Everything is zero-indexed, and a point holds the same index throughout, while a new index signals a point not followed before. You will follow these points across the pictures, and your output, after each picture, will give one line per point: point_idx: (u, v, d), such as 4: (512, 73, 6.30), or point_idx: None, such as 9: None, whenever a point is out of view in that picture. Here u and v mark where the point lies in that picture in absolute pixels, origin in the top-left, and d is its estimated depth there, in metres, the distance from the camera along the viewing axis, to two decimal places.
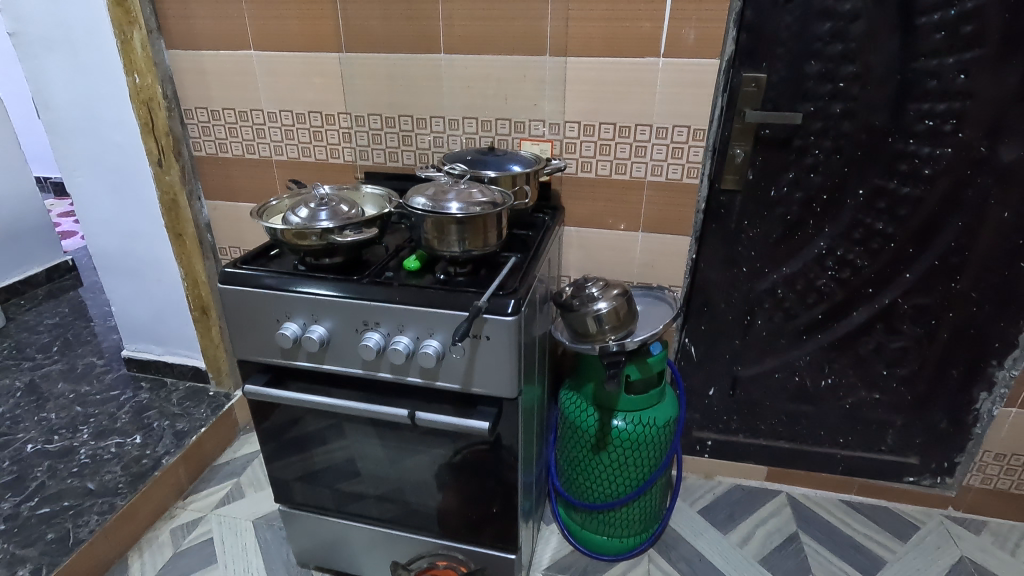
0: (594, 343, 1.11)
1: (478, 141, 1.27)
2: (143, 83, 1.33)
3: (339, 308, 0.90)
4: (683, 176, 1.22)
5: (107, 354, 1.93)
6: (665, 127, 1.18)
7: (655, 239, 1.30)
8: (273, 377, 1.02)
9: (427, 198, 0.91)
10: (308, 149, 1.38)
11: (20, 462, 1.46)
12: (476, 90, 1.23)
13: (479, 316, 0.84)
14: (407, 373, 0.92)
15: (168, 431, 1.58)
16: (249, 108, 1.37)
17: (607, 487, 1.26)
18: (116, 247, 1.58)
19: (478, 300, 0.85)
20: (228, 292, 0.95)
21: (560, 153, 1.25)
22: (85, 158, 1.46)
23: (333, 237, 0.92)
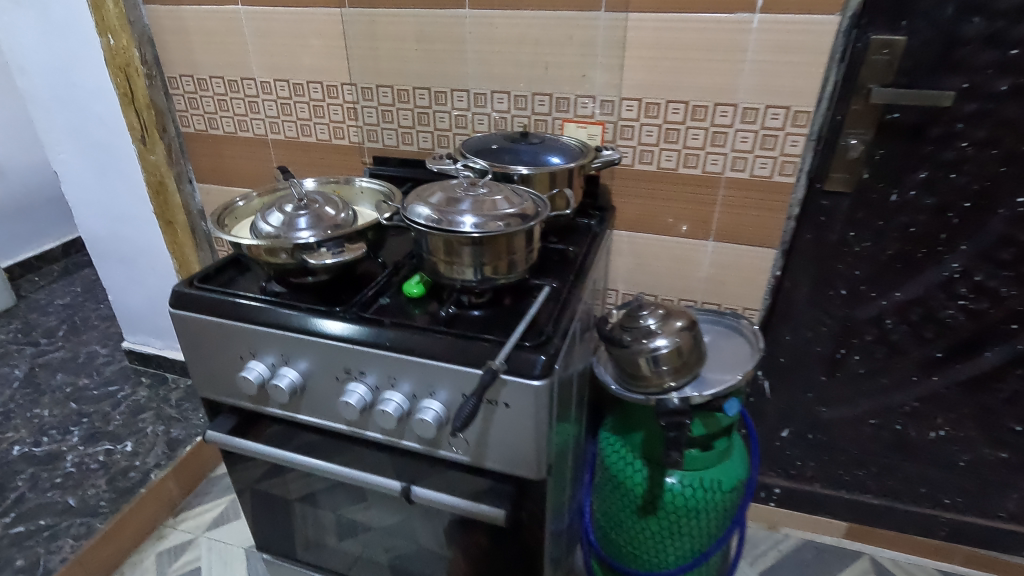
0: (648, 393, 0.88)
1: (510, 122, 1.02)
2: (117, 45, 1.13)
3: (316, 351, 0.69)
4: (775, 172, 0.93)
5: (111, 343, 1.81)
6: (754, 108, 0.89)
7: (729, 250, 1.02)
8: (244, 420, 0.83)
9: (432, 206, 0.68)
10: (307, 128, 1.16)
11: (3, 467, 1.37)
12: (508, 55, 0.96)
13: (495, 379, 0.61)
14: (401, 436, 0.72)
15: (162, 439, 1.45)
16: (240, 76, 1.15)
17: (654, 553, 1.02)
18: (106, 232, 1.42)
19: (495, 357, 0.61)
20: (181, 319, 0.75)
21: (613, 139, 0.98)
22: (64, 132, 1.28)
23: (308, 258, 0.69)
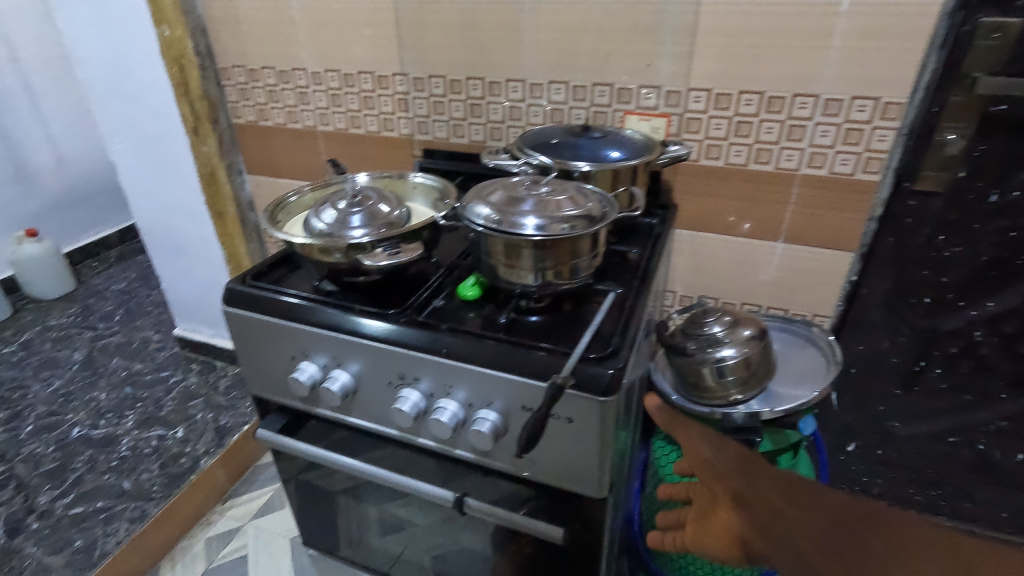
0: (713, 405, 0.82)
1: (567, 114, 0.97)
2: (172, 37, 1.12)
3: (369, 354, 0.67)
4: (857, 169, 0.85)
5: (164, 329, 1.86)
6: (838, 100, 0.82)
7: (800, 253, 0.95)
8: (294, 419, 0.82)
9: (492, 206, 0.64)
10: (357, 119, 1.14)
11: (64, 448, 1.42)
12: (568, 43, 0.91)
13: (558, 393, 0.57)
14: (454, 445, 0.69)
15: (211, 427, 1.48)
16: (291, 67, 1.13)
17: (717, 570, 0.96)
18: (159, 221, 1.44)
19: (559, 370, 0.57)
20: (234, 316, 0.74)
21: (678, 133, 0.92)
22: (121, 123, 1.30)
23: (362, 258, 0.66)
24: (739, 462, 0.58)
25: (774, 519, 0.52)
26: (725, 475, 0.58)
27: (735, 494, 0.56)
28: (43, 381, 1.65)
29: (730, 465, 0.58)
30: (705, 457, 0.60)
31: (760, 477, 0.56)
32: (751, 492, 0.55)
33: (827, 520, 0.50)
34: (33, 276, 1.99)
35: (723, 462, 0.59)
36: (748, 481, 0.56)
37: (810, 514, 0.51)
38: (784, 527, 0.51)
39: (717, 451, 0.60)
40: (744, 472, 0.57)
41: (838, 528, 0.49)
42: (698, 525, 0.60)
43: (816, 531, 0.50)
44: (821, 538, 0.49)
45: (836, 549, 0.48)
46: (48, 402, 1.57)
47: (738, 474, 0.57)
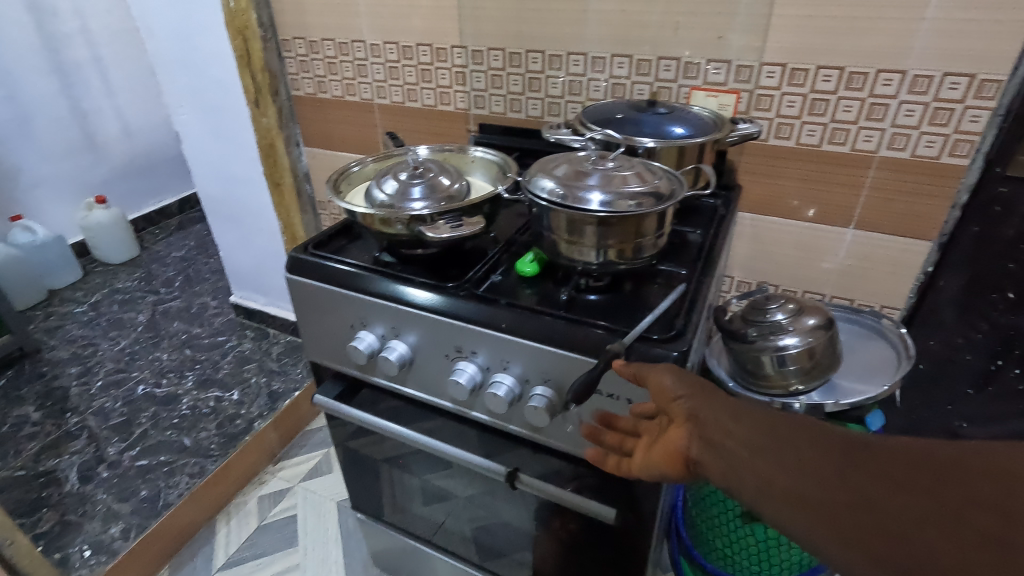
0: (772, 394, 0.79)
1: (629, 89, 0.94)
2: (237, 8, 1.15)
3: (427, 326, 0.67)
4: (942, 152, 0.80)
5: (220, 296, 1.93)
6: (927, 77, 0.76)
7: (872, 241, 0.90)
8: (349, 386, 0.84)
9: (556, 180, 0.63)
10: (414, 93, 1.13)
11: (130, 403, 1.50)
12: (634, 15, 0.88)
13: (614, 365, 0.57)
14: (507, 420, 0.69)
15: (264, 391, 1.54)
16: (350, 39, 1.13)
17: (766, 564, 0.93)
18: (220, 191, 1.49)
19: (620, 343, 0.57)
20: (296, 284, 0.75)
21: (747, 111, 0.88)
22: (187, 93, 1.34)
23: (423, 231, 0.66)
24: (693, 390, 0.51)
25: (747, 454, 0.45)
26: (684, 407, 0.50)
27: (699, 428, 0.49)
28: (111, 340, 1.74)
29: (688, 394, 0.50)
30: (660, 391, 0.52)
31: (730, 411, 0.48)
32: (715, 423, 0.48)
33: (806, 449, 0.44)
34: (101, 241, 2.10)
35: (679, 394, 0.51)
36: (714, 413, 0.49)
37: (789, 443, 0.44)
38: (760, 463, 0.44)
39: (675, 382, 0.51)
40: (705, 403, 0.50)
41: (818, 455, 0.43)
42: (643, 454, 0.54)
43: (794, 462, 0.43)
44: (803, 473, 0.42)
45: (822, 484, 0.41)
46: (116, 360, 1.66)
47: (698, 405, 0.50)
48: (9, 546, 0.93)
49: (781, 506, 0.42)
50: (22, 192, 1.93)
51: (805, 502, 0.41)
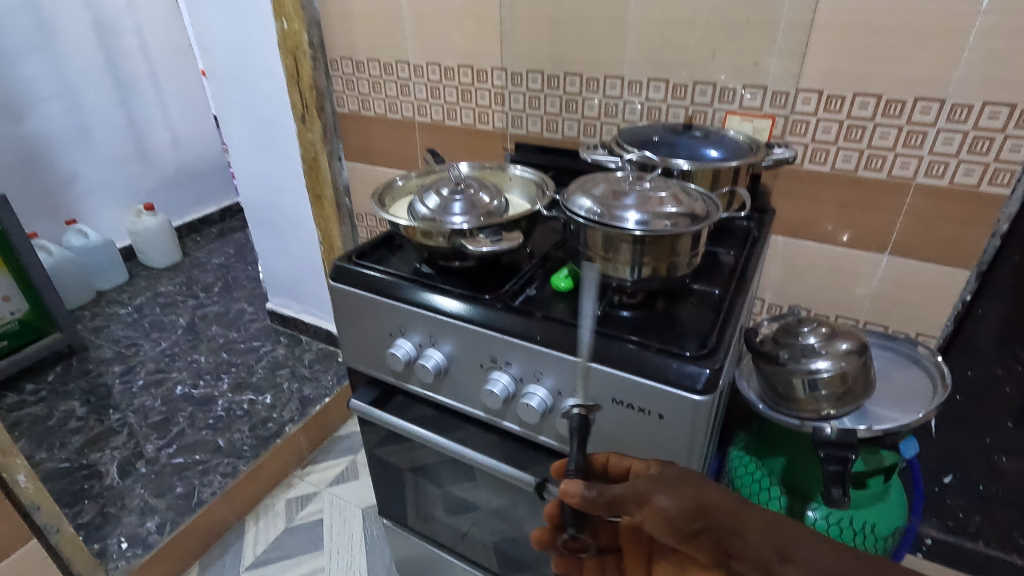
0: (803, 417, 0.78)
1: (665, 112, 0.96)
2: (291, 29, 1.21)
3: (463, 336, 0.70)
4: (981, 181, 0.79)
5: (256, 302, 2.00)
6: (966, 106, 0.76)
7: (907, 267, 0.89)
8: (384, 393, 0.86)
9: (593, 199, 0.65)
10: (453, 112, 1.18)
11: (168, 403, 1.56)
12: (672, 40, 0.90)
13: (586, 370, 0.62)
14: (538, 431, 0.71)
15: (296, 396, 1.58)
16: (395, 59, 1.19)
17: None
18: (263, 201, 1.55)
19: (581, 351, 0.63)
20: (339, 291, 0.79)
21: (782, 135, 0.89)
22: (238, 108, 1.41)
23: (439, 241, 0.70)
24: (700, 513, 0.48)
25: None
26: (699, 537, 0.47)
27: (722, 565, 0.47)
28: (153, 341, 1.81)
29: (694, 518, 0.48)
30: (660, 522, 0.49)
31: (753, 533, 0.46)
32: (742, 552, 0.46)
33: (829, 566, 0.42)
34: (147, 246, 2.19)
35: (687, 521, 0.48)
36: (735, 540, 0.46)
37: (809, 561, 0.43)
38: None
39: (672, 504, 0.48)
40: (715, 526, 0.47)
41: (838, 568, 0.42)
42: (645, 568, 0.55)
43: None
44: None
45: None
46: (156, 360, 1.73)
47: (710, 533, 0.47)
48: (55, 533, 0.98)
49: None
50: (78, 197, 2.04)
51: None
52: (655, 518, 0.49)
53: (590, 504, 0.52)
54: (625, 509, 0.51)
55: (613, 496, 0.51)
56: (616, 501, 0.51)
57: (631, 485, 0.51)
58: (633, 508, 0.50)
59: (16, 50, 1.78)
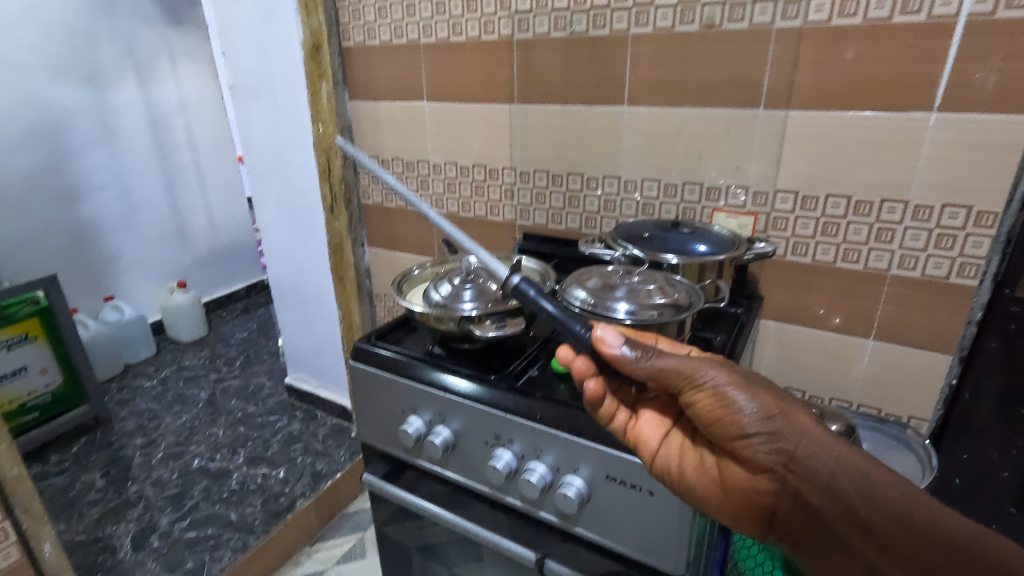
0: None
1: (658, 208, 1.06)
2: (325, 133, 1.37)
3: (470, 414, 0.76)
4: (951, 273, 0.86)
5: (275, 377, 2.08)
6: (928, 207, 0.85)
7: (892, 352, 0.95)
8: (394, 469, 0.91)
9: (587, 291, 0.73)
10: (468, 205, 1.29)
11: (185, 476, 1.60)
12: (662, 147, 1.02)
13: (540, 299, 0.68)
14: (539, 506, 0.75)
15: (308, 471, 1.61)
16: (417, 159, 1.33)
17: None
18: (290, 281, 1.66)
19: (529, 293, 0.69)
20: (358, 370, 0.86)
21: (764, 230, 0.98)
22: (274, 199, 1.56)
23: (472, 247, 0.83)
24: (772, 415, 0.53)
25: (823, 506, 0.50)
26: (756, 439, 0.53)
27: (773, 470, 0.53)
28: (174, 414, 1.88)
29: (766, 425, 0.53)
30: (716, 407, 0.54)
31: (824, 454, 0.51)
32: (802, 467, 0.51)
33: (900, 509, 0.47)
34: (177, 321, 2.31)
35: (752, 420, 0.53)
36: (797, 452, 0.52)
37: (879, 497, 0.48)
38: (829, 515, 0.50)
39: (742, 400, 0.54)
40: (784, 435, 0.53)
41: (904, 513, 0.46)
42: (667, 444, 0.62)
43: (873, 529, 0.47)
44: (870, 535, 0.48)
45: (891, 550, 0.46)
46: (177, 433, 1.78)
47: (775, 440, 0.53)
48: None
49: (828, 538, 0.51)
50: (118, 276, 2.18)
51: (861, 549, 0.48)
52: (711, 401, 0.54)
53: (632, 364, 0.56)
54: (674, 378, 0.55)
55: (662, 366, 0.56)
56: (664, 371, 0.56)
57: (691, 359, 0.55)
58: (685, 386, 0.55)
59: (81, 145, 1.99)
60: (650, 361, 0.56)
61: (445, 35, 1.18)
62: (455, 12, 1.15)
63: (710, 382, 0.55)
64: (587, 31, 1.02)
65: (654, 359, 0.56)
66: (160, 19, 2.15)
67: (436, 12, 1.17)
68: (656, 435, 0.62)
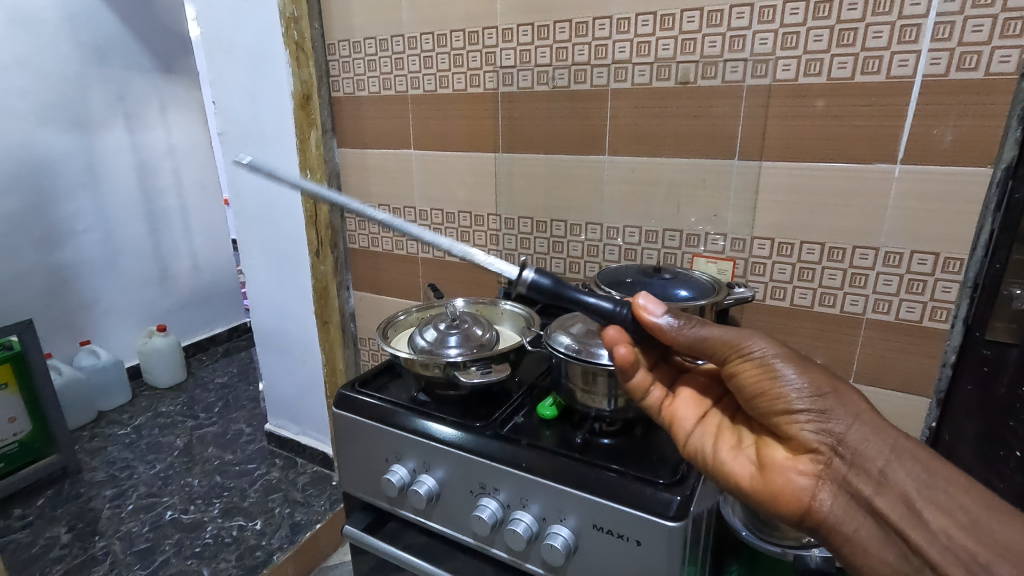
0: (785, 545, 0.75)
1: (640, 253, 1.08)
2: (313, 178, 1.39)
3: (455, 462, 0.74)
4: (923, 317, 0.89)
5: (255, 423, 2.03)
6: (897, 253, 0.88)
7: (870, 395, 0.96)
8: (376, 520, 0.89)
9: (572, 337, 0.74)
10: (453, 249, 1.31)
11: (156, 529, 1.53)
12: (642, 194, 1.05)
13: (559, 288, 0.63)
14: (526, 558, 0.73)
15: (287, 522, 1.56)
16: (403, 205, 1.35)
17: None
18: (274, 325, 1.65)
19: (547, 286, 0.63)
20: (341, 417, 0.85)
21: (744, 275, 1.01)
22: (260, 243, 1.56)
23: (449, 245, 0.67)
24: (823, 393, 0.56)
25: (867, 490, 0.53)
26: (803, 415, 0.56)
27: (815, 446, 0.56)
28: (148, 463, 1.81)
29: (815, 403, 0.55)
30: (762, 380, 0.58)
31: (876, 439, 0.54)
32: (849, 448, 0.54)
33: (960, 501, 0.50)
34: (155, 366, 2.26)
35: (800, 398, 0.56)
36: (844, 431, 0.54)
37: (936, 488, 0.51)
38: (874, 499, 0.53)
39: (793, 376, 0.56)
40: (831, 412, 0.55)
41: (963, 505, 0.50)
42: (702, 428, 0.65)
43: (925, 517, 0.51)
44: (919, 523, 0.51)
45: (942, 540, 0.50)
46: (149, 483, 1.72)
47: (822, 419, 0.55)
48: None
49: (869, 524, 0.54)
50: (95, 319, 2.14)
51: (909, 537, 0.51)
52: (757, 373, 0.58)
53: (672, 332, 0.60)
54: (719, 348, 0.59)
55: (707, 334, 0.59)
56: (717, 341, 0.59)
57: (740, 330, 0.59)
58: (732, 355, 0.59)
59: (66, 189, 1.99)
60: (692, 330, 0.60)
61: (432, 87, 1.22)
62: (441, 66, 1.19)
63: (755, 353, 0.58)
64: (569, 86, 1.07)
65: (697, 328, 0.60)
66: (152, 67, 2.20)
67: (424, 66, 1.21)
68: (691, 414, 0.65)
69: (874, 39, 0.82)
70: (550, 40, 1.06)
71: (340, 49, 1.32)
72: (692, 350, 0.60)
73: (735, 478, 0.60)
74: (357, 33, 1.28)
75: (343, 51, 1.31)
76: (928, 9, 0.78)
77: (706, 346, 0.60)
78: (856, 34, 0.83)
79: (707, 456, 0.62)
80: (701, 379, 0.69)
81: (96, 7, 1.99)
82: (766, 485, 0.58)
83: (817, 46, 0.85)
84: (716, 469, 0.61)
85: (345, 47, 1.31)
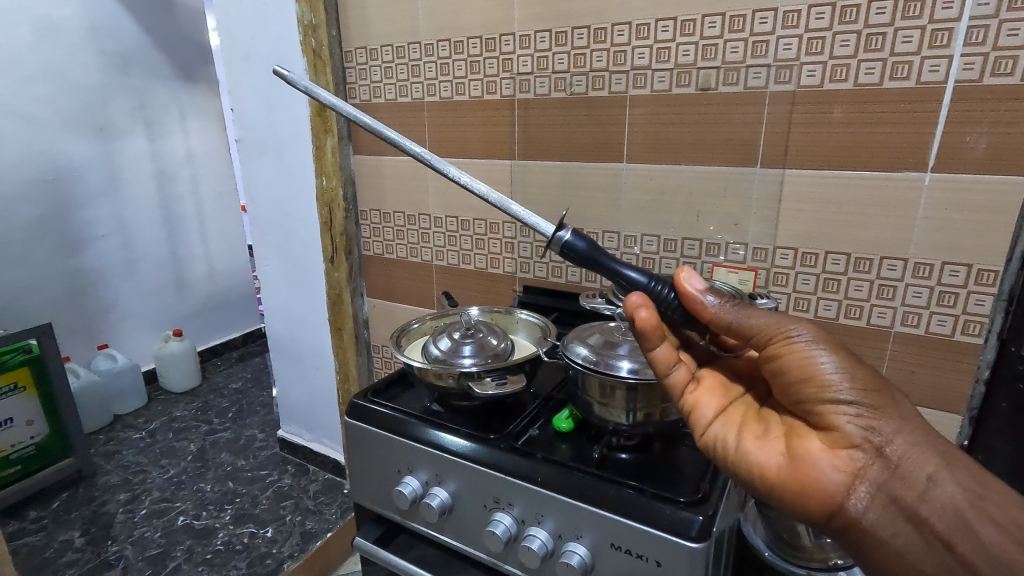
0: (810, 568, 0.72)
1: (658, 262, 1.05)
2: (328, 185, 1.39)
3: (468, 475, 0.73)
4: (954, 331, 0.85)
5: (267, 429, 2.03)
6: (927, 265, 0.85)
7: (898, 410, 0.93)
8: (386, 532, 0.87)
9: (590, 348, 0.73)
10: (468, 257, 1.29)
11: (168, 535, 1.53)
12: (661, 203, 1.03)
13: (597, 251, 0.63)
14: None
15: (298, 530, 1.56)
16: (418, 212, 1.34)
17: None
18: (288, 332, 1.65)
19: (580, 246, 0.63)
20: (353, 426, 0.83)
21: (765, 286, 0.98)
22: (275, 250, 1.56)
23: (487, 192, 0.67)
24: (874, 390, 0.53)
25: (910, 493, 0.51)
26: (849, 406, 0.53)
27: (858, 441, 0.52)
28: (161, 468, 1.82)
29: (865, 396, 0.53)
30: (805, 364, 0.55)
31: (925, 445, 0.52)
32: (895, 448, 0.51)
33: (1012, 514, 0.49)
34: (170, 370, 2.27)
35: (849, 388, 0.53)
36: (890, 431, 0.52)
37: (986, 500, 0.50)
38: (917, 504, 0.51)
39: (841, 366, 0.54)
40: (879, 409, 0.52)
41: (1014, 518, 0.49)
42: (724, 419, 0.61)
43: (977, 529, 0.49)
44: (970, 534, 0.49)
45: (995, 554, 0.49)
46: (162, 488, 1.72)
47: (871, 415, 0.52)
48: None
49: (909, 530, 0.51)
50: (112, 324, 2.16)
51: (955, 548, 0.50)
52: (800, 357, 0.55)
53: (714, 309, 0.59)
54: (763, 332, 0.57)
55: (751, 319, 0.57)
56: (765, 325, 0.57)
57: (787, 316, 0.57)
58: (775, 339, 0.56)
59: (86, 195, 2.01)
60: (734, 311, 0.58)
61: (449, 94, 1.21)
62: (457, 73, 1.19)
63: (800, 337, 0.56)
64: (587, 92, 1.05)
65: (741, 312, 0.58)
66: (172, 76, 2.23)
67: (440, 73, 1.21)
68: (713, 404, 0.62)
69: (904, 44, 0.79)
70: (569, 45, 1.05)
71: (356, 56, 1.32)
72: (731, 333, 0.59)
73: (760, 468, 0.56)
74: (374, 40, 1.28)
75: (360, 58, 1.31)
76: (961, 12, 0.75)
77: (749, 331, 0.57)
78: (885, 38, 0.80)
79: (728, 445, 0.59)
80: (727, 373, 0.67)
81: (119, 16, 2.03)
82: (795, 477, 0.54)
83: (844, 51, 0.83)
84: (738, 459, 0.57)
85: (361, 54, 1.31)
